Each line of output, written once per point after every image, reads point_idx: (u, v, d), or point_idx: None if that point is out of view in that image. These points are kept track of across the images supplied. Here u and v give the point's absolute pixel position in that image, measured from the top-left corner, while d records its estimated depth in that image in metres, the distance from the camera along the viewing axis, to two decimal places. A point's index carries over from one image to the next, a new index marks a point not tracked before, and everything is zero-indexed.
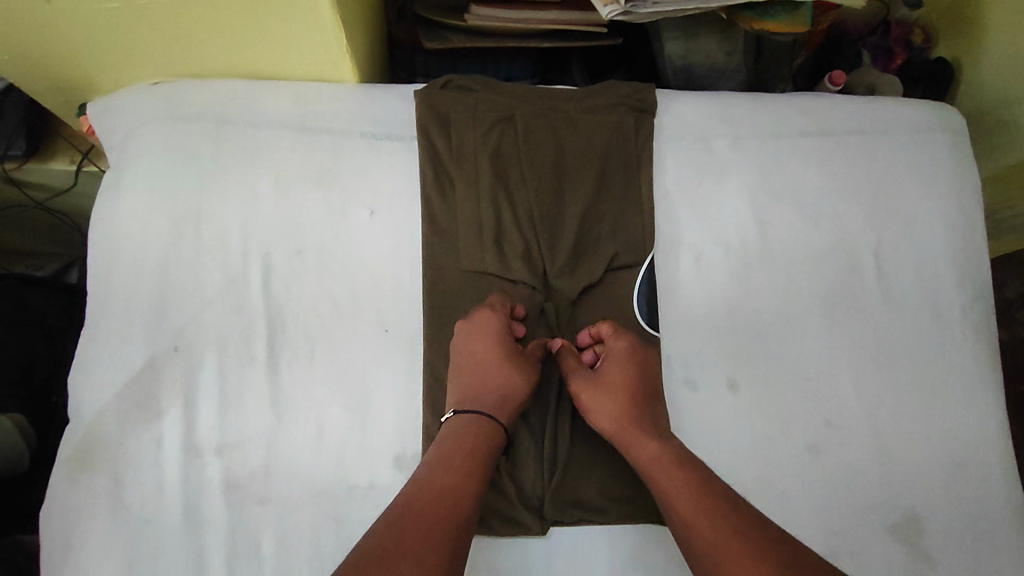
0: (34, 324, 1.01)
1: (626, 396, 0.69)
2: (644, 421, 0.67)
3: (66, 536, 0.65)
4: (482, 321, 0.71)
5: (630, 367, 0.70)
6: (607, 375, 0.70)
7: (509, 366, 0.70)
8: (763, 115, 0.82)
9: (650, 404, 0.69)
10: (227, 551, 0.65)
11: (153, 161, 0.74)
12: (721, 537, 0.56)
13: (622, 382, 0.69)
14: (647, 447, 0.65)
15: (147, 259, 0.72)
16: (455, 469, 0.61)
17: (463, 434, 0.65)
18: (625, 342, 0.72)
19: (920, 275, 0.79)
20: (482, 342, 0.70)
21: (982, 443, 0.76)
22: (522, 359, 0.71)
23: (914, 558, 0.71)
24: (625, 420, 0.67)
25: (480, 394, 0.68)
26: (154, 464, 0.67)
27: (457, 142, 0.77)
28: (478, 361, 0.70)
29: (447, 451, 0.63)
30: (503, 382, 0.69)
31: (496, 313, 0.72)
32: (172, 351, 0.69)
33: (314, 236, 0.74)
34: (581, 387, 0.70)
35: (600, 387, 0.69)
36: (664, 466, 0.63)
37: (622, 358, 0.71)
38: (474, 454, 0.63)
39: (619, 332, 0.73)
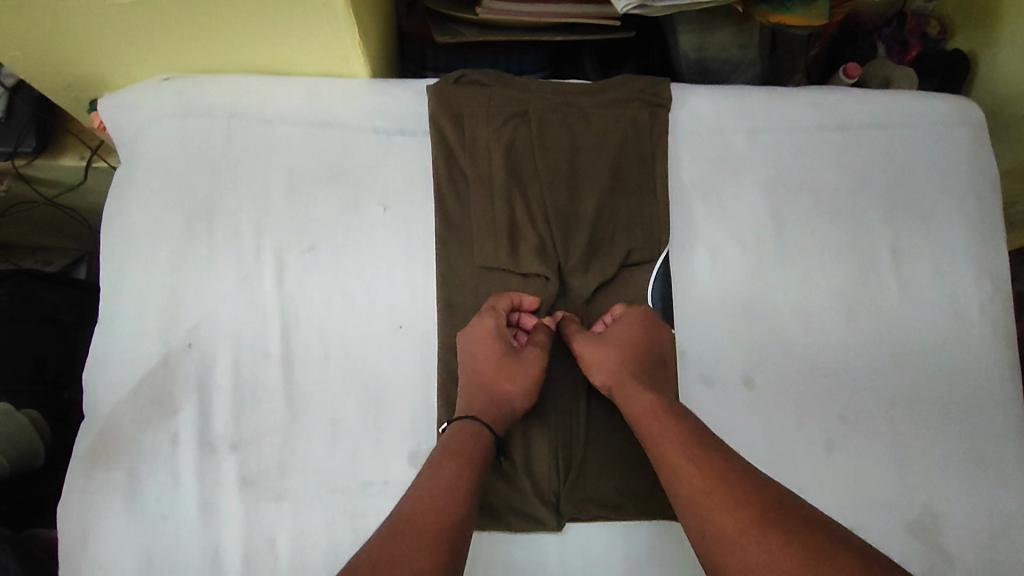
0: (44, 320, 1.01)
1: (628, 352, 0.68)
2: (640, 375, 0.67)
3: (83, 533, 0.66)
4: (476, 324, 0.70)
5: (637, 331, 0.70)
6: (613, 337, 0.70)
7: (504, 369, 0.68)
8: (779, 109, 0.81)
9: (652, 366, 0.69)
10: (244, 547, 0.65)
11: (166, 156, 0.74)
12: (705, 484, 0.56)
13: (626, 342, 0.69)
14: (645, 398, 0.65)
15: (160, 255, 0.72)
16: (444, 471, 0.59)
17: (464, 436, 0.63)
18: (634, 314, 0.72)
19: (938, 270, 0.79)
20: (477, 346, 0.69)
21: (1000, 440, 0.75)
22: (525, 359, 0.69)
23: (931, 555, 0.70)
24: (626, 376, 0.67)
25: (475, 397, 0.67)
26: (169, 460, 0.67)
27: (471, 136, 0.76)
28: (473, 364, 0.69)
29: (443, 454, 0.61)
30: (497, 387, 0.68)
31: (492, 313, 0.70)
32: (186, 347, 0.69)
33: (328, 231, 0.74)
34: (583, 344, 0.70)
35: (602, 343, 0.69)
36: (657, 417, 0.63)
37: (631, 325, 0.71)
38: (476, 457, 0.62)
39: (624, 307, 0.73)
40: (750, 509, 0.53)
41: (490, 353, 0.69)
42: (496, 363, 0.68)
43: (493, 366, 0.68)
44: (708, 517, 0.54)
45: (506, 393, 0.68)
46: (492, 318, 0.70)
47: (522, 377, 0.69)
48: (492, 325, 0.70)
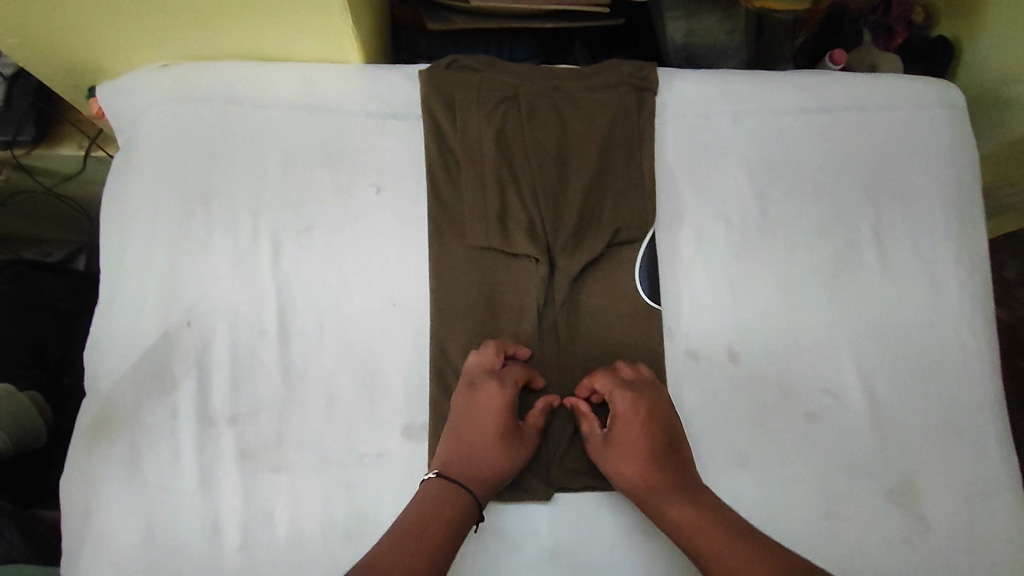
0: (44, 307, 1.03)
1: (642, 458, 0.68)
2: (667, 478, 0.67)
3: (86, 504, 0.68)
4: (494, 388, 0.69)
5: (641, 422, 0.69)
6: (628, 437, 0.69)
7: (508, 446, 0.68)
8: (763, 93, 0.83)
9: (667, 459, 0.68)
10: (243, 517, 0.67)
11: (163, 141, 0.76)
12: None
13: (639, 444, 0.68)
14: (678, 509, 0.65)
15: (159, 236, 0.73)
16: (425, 537, 0.61)
17: (440, 503, 0.64)
18: (631, 399, 0.69)
19: (919, 248, 0.81)
20: (489, 413, 0.69)
21: (978, 412, 0.77)
22: (523, 440, 0.69)
23: (909, 521, 0.73)
24: (646, 485, 0.67)
25: (468, 462, 0.67)
26: (169, 434, 0.69)
27: (462, 121, 0.78)
28: (478, 429, 0.68)
29: (415, 522, 0.62)
30: (494, 458, 0.68)
31: (504, 385, 0.69)
32: (185, 325, 0.71)
33: (322, 212, 0.75)
34: (598, 455, 0.70)
35: (620, 449, 0.69)
36: (698, 530, 0.64)
37: (631, 418, 0.69)
38: (448, 527, 0.63)
39: (618, 390, 0.70)
40: None
41: (495, 425, 0.68)
42: (495, 436, 0.68)
43: (496, 441, 0.68)
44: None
45: (502, 468, 0.68)
46: (510, 391, 0.69)
47: (515, 455, 0.69)
48: (511, 397, 0.69)
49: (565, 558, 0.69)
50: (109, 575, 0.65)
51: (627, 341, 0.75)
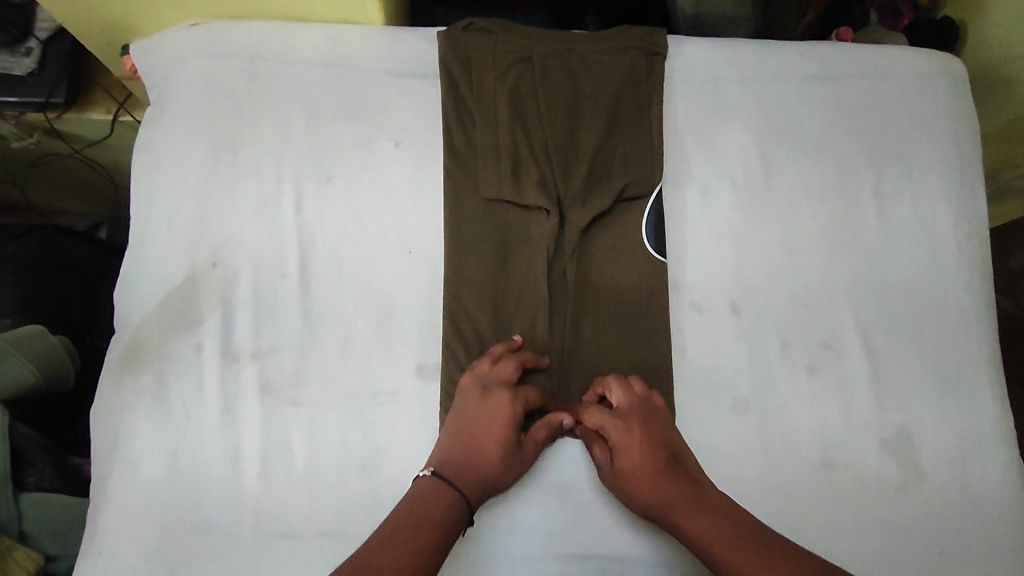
0: (70, 269, 1.10)
1: (651, 476, 0.66)
2: (678, 497, 0.65)
3: (114, 431, 0.71)
4: (506, 399, 0.69)
5: (638, 445, 0.68)
6: (627, 466, 0.67)
7: (508, 457, 0.68)
8: (769, 59, 0.86)
9: (674, 472, 0.66)
10: (263, 447, 0.71)
11: (192, 94, 0.79)
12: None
13: (643, 465, 0.67)
14: (696, 522, 0.63)
15: (187, 182, 0.77)
16: (417, 534, 0.58)
17: (437, 497, 0.62)
18: (622, 421, 0.69)
19: (919, 211, 0.83)
20: (495, 420, 0.68)
21: (973, 369, 0.80)
22: (522, 456, 0.69)
23: (904, 470, 0.76)
24: (661, 503, 0.65)
25: (469, 470, 0.65)
26: (194, 367, 0.72)
27: (477, 79, 0.81)
28: (481, 435, 0.68)
29: (414, 512, 0.60)
30: (490, 467, 0.67)
31: (519, 401, 0.70)
32: (211, 266, 0.75)
33: (343, 163, 0.79)
34: (614, 484, 0.69)
35: (624, 477, 0.67)
36: (720, 542, 0.60)
37: (626, 445, 0.68)
38: (444, 522, 0.61)
39: (607, 418, 0.70)
40: None
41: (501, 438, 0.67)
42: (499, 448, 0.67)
43: (499, 454, 0.67)
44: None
45: (495, 474, 0.67)
46: (519, 407, 0.70)
47: (514, 470, 0.68)
48: (520, 412, 0.70)
49: (569, 496, 0.72)
50: (134, 497, 0.69)
51: (634, 291, 0.78)
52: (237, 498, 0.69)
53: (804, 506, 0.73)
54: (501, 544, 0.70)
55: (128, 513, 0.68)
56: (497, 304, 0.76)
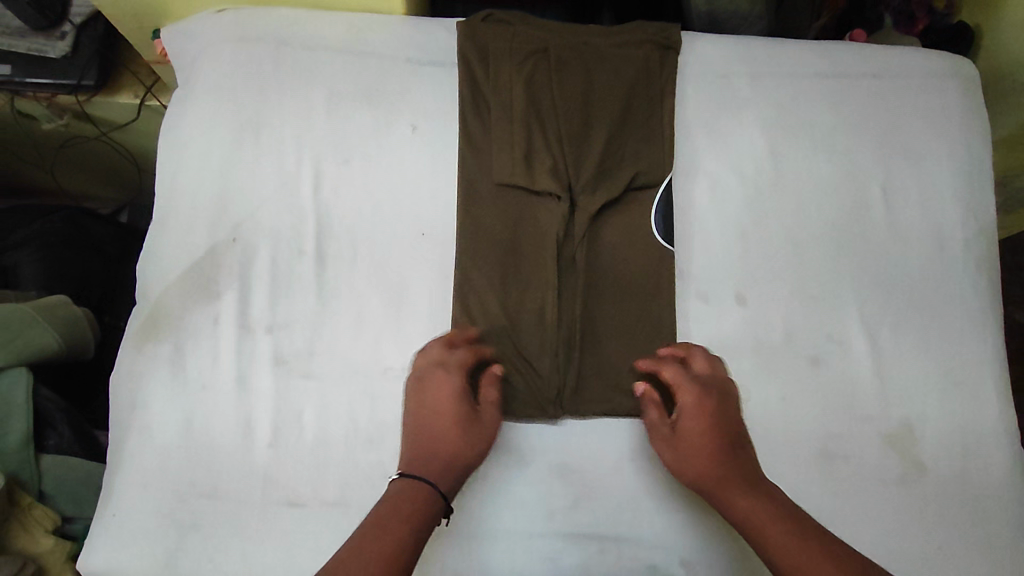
0: (92, 248, 1.13)
1: (708, 447, 0.67)
2: (730, 472, 0.65)
3: (132, 398, 0.73)
4: (441, 377, 0.69)
5: (705, 414, 0.68)
6: (686, 430, 0.68)
7: (465, 432, 0.67)
8: (781, 57, 0.87)
9: (735, 451, 0.67)
10: (274, 418, 0.73)
11: (217, 75, 0.82)
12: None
13: (703, 434, 0.67)
14: (742, 500, 0.63)
15: (210, 160, 0.79)
16: (390, 538, 0.57)
17: (409, 492, 0.62)
18: (697, 390, 0.70)
19: (926, 209, 0.84)
20: (439, 402, 0.68)
21: (975, 365, 0.81)
22: (481, 422, 0.68)
23: (905, 463, 0.77)
24: (712, 474, 0.65)
25: (433, 459, 0.65)
26: (211, 337, 0.75)
27: (494, 68, 0.83)
28: (431, 423, 0.67)
29: (386, 512, 0.60)
30: (452, 448, 0.66)
31: (455, 373, 0.69)
32: (230, 241, 0.77)
33: (360, 146, 0.81)
34: (664, 445, 0.70)
35: (680, 441, 0.68)
36: (761, 523, 0.61)
37: (694, 411, 0.69)
38: (417, 515, 0.60)
39: (685, 383, 0.71)
40: None
41: (450, 418, 0.67)
42: (452, 427, 0.67)
43: (455, 434, 0.66)
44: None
45: (462, 453, 0.66)
46: (458, 380, 0.69)
47: (480, 438, 0.68)
48: (464, 389, 0.69)
49: (571, 476, 0.73)
50: (149, 461, 0.71)
51: (641, 279, 0.79)
52: (248, 465, 0.71)
53: (804, 495, 0.74)
54: (502, 519, 0.72)
55: (144, 476, 0.71)
56: (506, 286, 0.78)
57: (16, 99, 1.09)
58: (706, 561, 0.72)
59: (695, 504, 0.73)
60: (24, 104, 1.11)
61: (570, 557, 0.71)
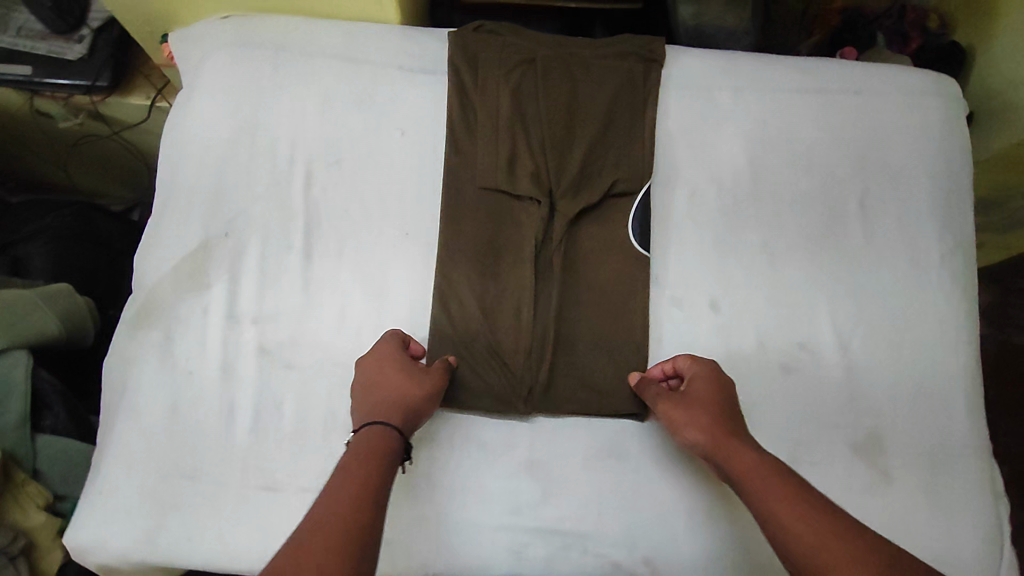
0: (102, 244, 1.18)
1: (713, 408, 0.69)
2: (733, 432, 0.67)
3: (123, 380, 0.77)
4: (381, 349, 0.73)
5: (713, 383, 0.71)
6: (694, 393, 0.71)
7: (412, 378, 0.70)
8: (764, 72, 0.89)
9: (736, 419, 0.69)
10: (256, 405, 0.76)
11: (219, 78, 0.86)
12: (819, 538, 0.54)
13: (711, 397, 0.70)
14: (741, 454, 0.64)
15: (208, 158, 0.83)
16: (355, 475, 0.60)
17: (371, 439, 0.64)
18: (708, 364, 0.73)
19: (903, 223, 0.86)
20: (382, 363, 0.72)
21: (948, 379, 0.82)
22: (426, 372, 0.72)
23: (873, 474, 0.78)
24: (714, 431, 0.67)
25: (382, 403, 0.68)
26: (201, 326, 0.78)
27: (483, 76, 0.86)
28: (376, 379, 0.70)
29: (352, 457, 0.62)
30: (401, 391, 0.69)
31: (394, 342, 0.74)
32: (223, 235, 0.81)
33: (351, 147, 0.84)
34: (668, 405, 0.71)
35: (686, 401, 0.70)
36: (758, 473, 0.62)
37: (706, 378, 0.72)
38: (383, 456, 0.63)
39: (697, 358, 0.74)
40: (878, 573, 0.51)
41: (394, 371, 0.71)
42: (398, 376, 0.70)
43: (401, 379, 0.70)
44: (829, 564, 0.53)
45: (415, 398, 0.70)
46: (399, 348, 0.73)
47: (427, 381, 0.71)
48: (398, 347, 0.74)
49: (540, 472, 0.75)
50: (135, 441, 0.74)
51: (617, 282, 0.81)
52: (228, 449, 0.74)
53: None
54: (471, 512, 0.74)
55: (129, 455, 0.74)
56: (485, 285, 0.80)
57: (35, 98, 1.14)
58: (670, 561, 0.73)
59: (661, 504, 0.75)
60: (42, 103, 1.16)
61: (536, 551, 0.73)
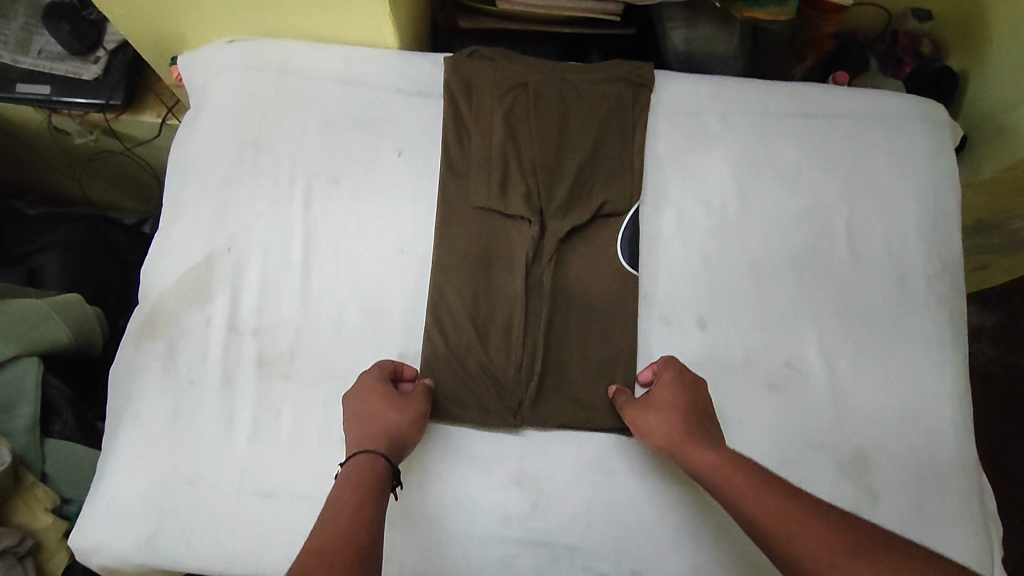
0: (114, 256, 1.23)
1: (677, 412, 0.72)
2: (697, 433, 0.70)
3: (127, 389, 0.80)
4: (365, 380, 0.75)
5: (677, 385, 0.74)
6: (658, 398, 0.74)
7: (398, 408, 0.73)
8: (751, 97, 0.92)
9: (701, 419, 0.72)
10: (255, 415, 0.78)
11: (225, 99, 0.89)
12: (790, 529, 0.58)
13: (674, 400, 0.73)
14: (706, 453, 0.67)
15: (212, 176, 0.86)
16: (347, 505, 0.62)
17: (360, 471, 0.66)
18: (671, 366, 0.76)
19: (888, 245, 0.88)
20: (367, 392, 0.74)
21: (934, 399, 0.83)
22: (409, 399, 0.75)
23: (859, 492, 0.79)
24: (680, 435, 0.70)
25: (370, 433, 0.71)
26: (203, 337, 0.81)
27: (477, 100, 0.89)
28: (362, 409, 0.73)
29: (342, 492, 0.64)
30: (387, 419, 0.72)
31: (378, 373, 0.76)
32: (226, 250, 0.84)
33: (350, 167, 0.87)
34: (637, 414, 0.74)
35: (651, 408, 0.73)
36: (723, 469, 0.65)
37: (671, 381, 0.74)
38: (372, 487, 0.65)
39: (664, 362, 0.77)
40: (840, 548, 0.55)
41: (379, 399, 0.73)
42: (383, 404, 0.72)
43: (386, 407, 0.72)
44: (801, 541, 0.57)
45: (402, 428, 0.72)
46: (383, 378, 0.76)
47: (410, 409, 0.74)
48: (383, 376, 0.76)
49: (529, 485, 0.77)
50: (138, 448, 0.77)
51: (606, 300, 0.84)
52: (228, 458, 0.77)
53: None
54: (462, 523, 0.76)
55: (132, 462, 0.77)
56: (477, 301, 0.83)
57: (53, 116, 1.19)
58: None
59: (648, 518, 0.76)
60: (60, 121, 1.21)
61: (524, 562, 0.75)
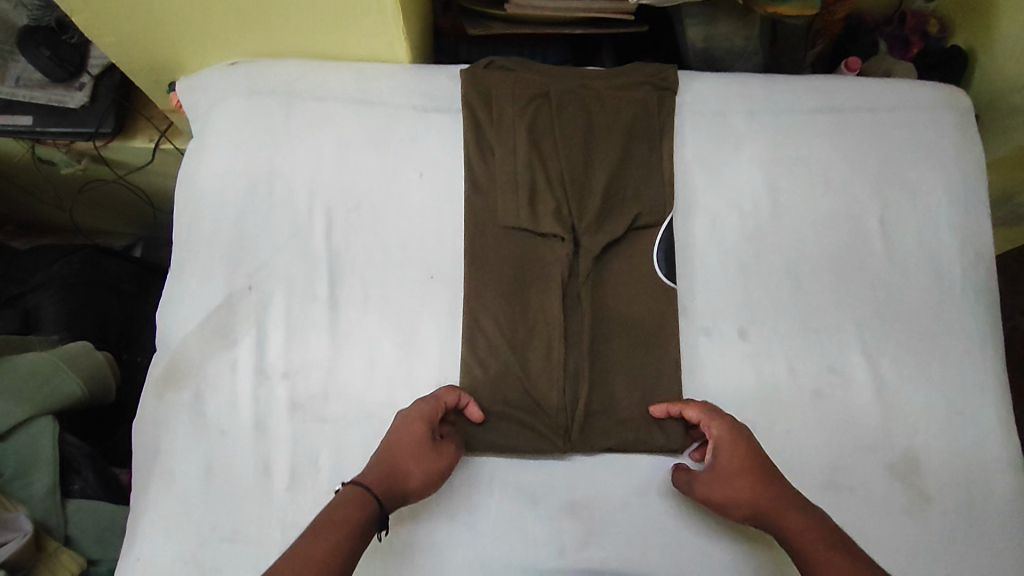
0: (112, 288, 1.17)
1: (747, 479, 0.68)
2: (776, 498, 0.67)
3: (154, 444, 0.76)
4: (415, 407, 0.72)
5: (736, 441, 0.71)
6: (723, 461, 0.70)
7: (419, 460, 0.69)
8: (778, 94, 0.89)
9: (772, 477, 0.69)
10: (292, 462, 0.75)
11: (231, 128, 0.84)
12: None
13: (740, 463, 0.69)
14: (788, 522, 0.65)
15: (225, 211, 0.82)
16: (322, 547, 0.58)
17: (348, 503, 0.63)
18: (726, 422, 0.72)
19: (922, 240, 0.86)
20: (409, 429, 0.70)
21: (976, 393, 0.83)
22: (439, 454, 0.71)
23: (910, 495, 0.78)
24: (758, 503, 0.67)
25: (379, 469, 0.67)
26: (230, 384, 0.77)
27: (497, 114, 0.85)
28: (393, 443, 0.69)
29: (324, 521, 0.61)
30: (403, 465, 0.68)
31: (434, 403, 0.73)
32: (247, 289, 0.80)
33: (370, 192, 0.83)
34: (705, 483, 0.71)
35: (719, 475, 0.70)
36: (810, 541, 0.63)
37: (728, 439, 0.71)
38: (352, 528, 0.61)
39: (710, 415, 0.73)
40: None
41: (412, 440, 0.69)
42: (410, 447, 0.69)
43: (411, 454, 0.69)
44: None
45: (406, 480, 0.68)
46: (433, 410, 0.72)
47: (428, 466, 0.70)
48: (435, 410, 0.72)
49: (581, 512, 0.75)
50: (171, 506, 0.74)
51: (645, 316, 0.81)
52: (266, 509, 0.73)
53: None
54: (516, 558, 0.73)
55: (165, 521, 0.73)
56: (514, 326, 0.80)
57: (37, 147, 1.13)
58: None
59: (704, 538, 0.75)
60: (45, 150, 1.14)
61: None
